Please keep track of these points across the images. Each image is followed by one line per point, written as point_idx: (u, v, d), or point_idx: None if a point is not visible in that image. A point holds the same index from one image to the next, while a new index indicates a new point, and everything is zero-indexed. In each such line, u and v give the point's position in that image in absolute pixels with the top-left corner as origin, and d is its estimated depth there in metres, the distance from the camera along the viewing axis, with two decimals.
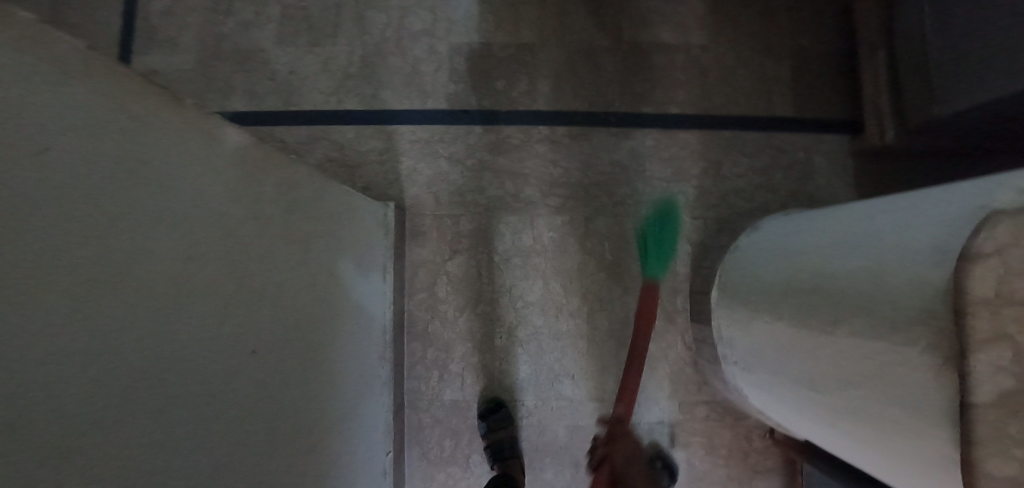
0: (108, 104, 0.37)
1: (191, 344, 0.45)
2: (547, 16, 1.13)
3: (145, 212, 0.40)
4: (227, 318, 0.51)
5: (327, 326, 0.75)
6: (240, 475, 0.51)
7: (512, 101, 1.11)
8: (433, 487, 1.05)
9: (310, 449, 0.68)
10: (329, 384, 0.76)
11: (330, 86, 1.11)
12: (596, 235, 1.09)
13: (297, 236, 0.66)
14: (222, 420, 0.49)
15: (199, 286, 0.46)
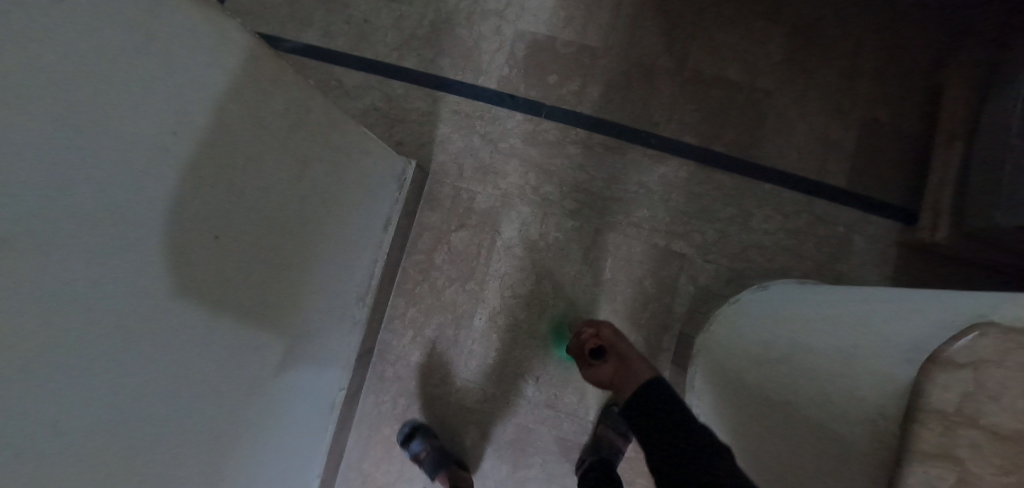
0: None
1: (166, 220, 0.48)
2: (618, 25, 1.13)
3: (156, 91, 0.43)
4: (214, 209, 0.55)
5: (310, 250, 0.79)
6: (185, 352, 0.56)
7: (561, 98, 1.12)
8: (377, 438, 1.10)
9: (264, 350, 0.73)
10: (298, 305, 0.80)
11: (395, 41, 1.16)
12: (601, 249, 1.08)
13: (300, 155, 0.70)
14: (181, 297, 0.53)
15: (190, 170, 0.50)
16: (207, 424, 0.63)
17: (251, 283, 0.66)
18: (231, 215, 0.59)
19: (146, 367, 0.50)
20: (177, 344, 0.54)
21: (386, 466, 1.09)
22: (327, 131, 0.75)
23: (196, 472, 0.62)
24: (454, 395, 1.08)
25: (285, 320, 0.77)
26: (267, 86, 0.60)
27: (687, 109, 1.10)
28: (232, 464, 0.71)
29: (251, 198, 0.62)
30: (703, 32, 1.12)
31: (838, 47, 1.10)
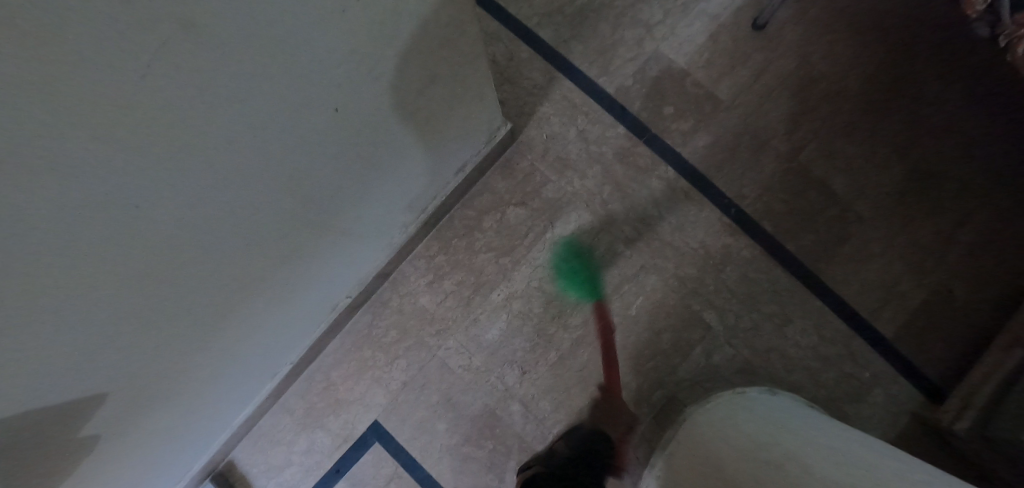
0: None
1: (285, 49, 0.50)
2: (752, 89, 1.11)
3: None
4: (328, 70, 0.57)
5: (386, 161, 0.81)
6: (239, 180, 0.58)
7: (667, 131, 1.11)
8: (357, 354, 1.11)
9: (299, 219, 0.75)
10: (351, 202, 0.83)
11: (541, 8, 1.16)
12: (637, 286, 1.07)
13: (427, 73, 0.71)
14: (259, 127, 0.55)
15: (328, 20, 0.51)
16: (219, 255, 0.64)
17: (321, 154, 0.68)
18: (340, 88, 0.60)
19: (189, 167, 0.50)
20: (224, 164, 0.54)
21: (351, 384, 1.11)
22: (459, 63, 0.76)
23: (190, 291, 0.64)
24: (441, 351, 1.10)
25: (330, 206, 0.79)
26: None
27: (779, 197, 1.09)
28: (223, 304, 0.73)
29: (362, 79, 0.62)
30: (827, 134, 1.10)
31: (947, 208, 1.07)
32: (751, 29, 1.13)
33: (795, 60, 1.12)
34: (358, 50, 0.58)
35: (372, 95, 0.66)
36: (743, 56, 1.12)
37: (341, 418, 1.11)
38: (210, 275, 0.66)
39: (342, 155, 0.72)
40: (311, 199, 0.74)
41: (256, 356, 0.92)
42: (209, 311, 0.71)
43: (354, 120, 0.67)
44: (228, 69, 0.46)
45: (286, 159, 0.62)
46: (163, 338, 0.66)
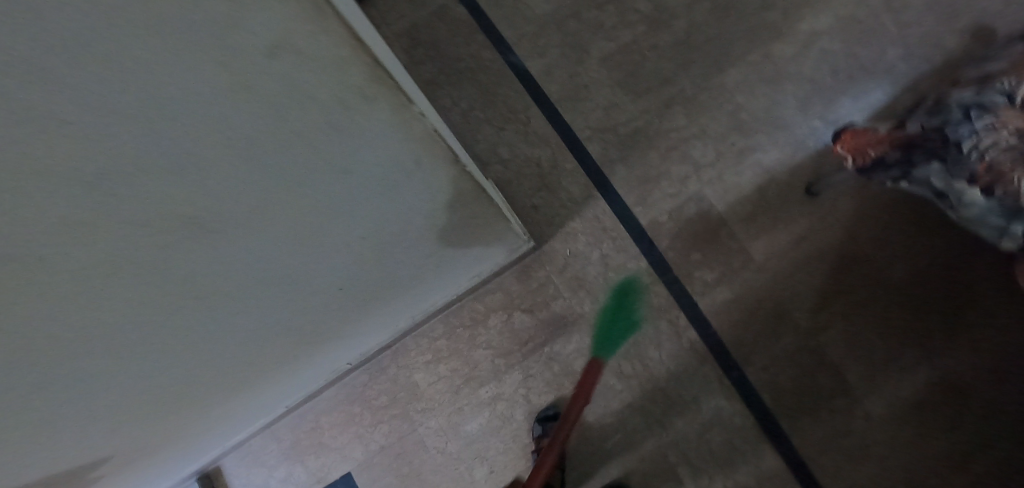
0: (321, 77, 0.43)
1: (253, 237, 0.54)
2: (790, 254, 1.07)
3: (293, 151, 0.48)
4: (305, 240, 0.61)
5: (389, 284, 0.87)
6: (224, 327, 0.65)
7: (690, 276, 1.09)
8: (346, 408, 1.19)
9: (296, 334, 0.81)
10: (354, 315, 0.89)
11: (596, 122, 1.16)
12: (619, 422, 1.08)
13: (422, 225, 0.75)
14: (236, 293, 0.60)
15: (296, 207, 0.55)
16: (231, 353, 0.72)
17: (315, 292, 0.74)
18: (323, 248, 0.66)
19: (201, 296, 0.56)
20: (241, 290, 0.60)
21: (336, 433, 1.19)
22: (464, 208, 0.79)
23: (184, 388, 0.71)
24: (422, 428, 1.15)
25: (331, 320, 0.85)
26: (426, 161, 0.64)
27: (787, 373, 1.05)
28: (229, 384, 0.80)
29: (347, 237, 0.67)
30: (857, 319, 1.05)
31: (967, 428, 1.01)
32: (803, 192, 1.09)
33: (843, 234, 1.07)
34: (339, 218, 0.62)
35: (361, 247, 0.72)
36: (788, 217, 1.08)
37: (319, 461, 1.19)
38: (222, 367, 0.73)
39: (338, 289, 0.77)
40: (309, 321, 0.80)
41: (254, 407, 1.01)
42: (216, 390, 0.78)
43: (370, 247, 0.72)
44: (252, 232, 0.53)
45: (273, 303, 0.68)
46: (153, 421, 0.74)
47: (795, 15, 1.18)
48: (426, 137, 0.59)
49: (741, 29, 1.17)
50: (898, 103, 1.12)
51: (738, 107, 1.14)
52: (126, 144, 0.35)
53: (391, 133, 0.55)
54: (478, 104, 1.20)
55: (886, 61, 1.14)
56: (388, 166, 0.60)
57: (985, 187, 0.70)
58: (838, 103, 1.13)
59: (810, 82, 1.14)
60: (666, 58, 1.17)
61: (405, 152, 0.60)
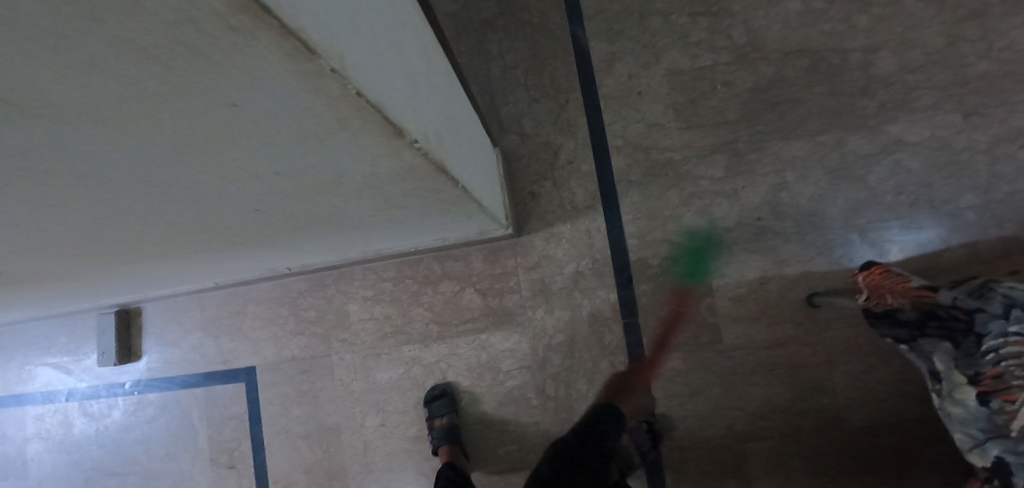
0: (279, 94, 0.31)
1: (169, 187, 0.44)
2: (759, 352, 1.00)
3: (229, 143, 0.36)
4: (246, 199, 0.51)
5: (346, 237, 0.78)
6: (132, 231, 0.57)
7: (651, 330, 1.02)
8: (273, 305, 1.16)
9: (229, 245, 0.74)
10: (299, 245, 0.81)
11: (632, 136, 1.06)
12: (519, 435, 1.04)
13: (397, 212, 0.65)
14: (146, 215, 0.52)
15: (233, 179, 0.44)
16: (154, 242, 0.65)
17: (256, 229, 0.65)
18: (270, 208, 0.56)
19: (95, 210, 0.46)
20: (167, 214, 0.53)
21: (256, 325, 1.16)
22: (451, 208, 0.68)
23: (81, 254, 0.65)
24: (336, 356, 1.12)
25: (272, 244, 0.77)
26: (414, 183, 0.52)
27: (699, 462, 1.00)
28: (150, 256, 0.75)
29: (302, 206, 0.56)
30: (795, 445, 0.98)
31: None
32: (803, 299, 1.00)
33: (820, 357, 0.99)
34: (292, 193, 0.51)
35: (320, 215, 0.61)
36: (775, 316, 1.01)
37: (232, 344, 1.17)
38: (142, 246, 0.67)
39: (284, 232, 0.69)
40: (245, 241, 0.72)
41: (170, 272, 0.95)
42: (135, 256, 0.73)
43: (330, 216, 0.62)
44: (184, 184, 0.44)
45: (200, 227, 0.60)
46: (43, 267, 0.68)
47: (889, 114, 1.05)
48: (418, 165, 0.46)
49: (826, 104, 1.05)
50: (945, 252, 1.02)
51: (783, 183, 1.03)
52: None
53: (377, 160, 0.43)
54: (524, 65, 1.11)
55: (955, 204, 1.03)
56: (363, 176, 0.48)
57: (984, 393, 0.63)
58: (884, 225, 1.02)
59: (868, 191, 1.03)
60: (735, 102, 1.06)
61: (389, 173, 0.47)
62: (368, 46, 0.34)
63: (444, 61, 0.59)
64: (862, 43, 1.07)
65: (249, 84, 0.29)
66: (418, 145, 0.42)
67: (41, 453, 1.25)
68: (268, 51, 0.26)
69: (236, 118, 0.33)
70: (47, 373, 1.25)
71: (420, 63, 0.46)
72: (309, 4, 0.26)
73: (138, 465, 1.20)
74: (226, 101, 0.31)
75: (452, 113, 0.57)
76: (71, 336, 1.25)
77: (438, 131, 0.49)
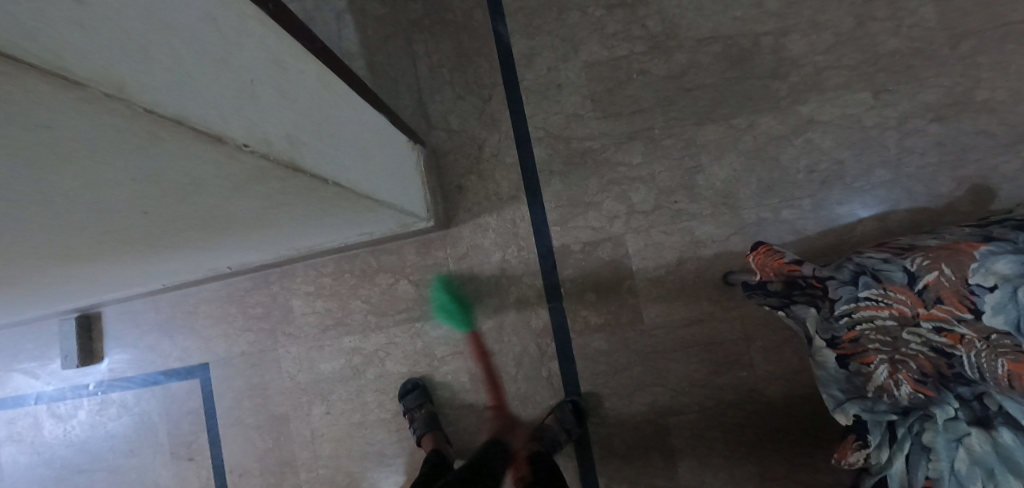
0: (79, 125, 0.35)
1: (35, 219, 0.48)
2: (678, 330, 1.05)
3: (63, 174, 0.40)
4: (121, 212, 0.55)
5: (257, 233, 0.82)
6: (29, 251, 0.60)
7: (575, 312, 1.07)
8: (221, 304, 1.21)
9: (144, 249, 0.78)
10: (215, 245, 0.85)
11: (552, 127, 1.10)
12: (454, 417, 1.09)
13: (286, 206, 0.69)
14: (31, 240, 0.55)
15: (89, 199, 0.48)
16: (63, 255, 0.69)
17: (157, 233, 0.69)
18: (151, 214, 0.59)
19: None
20: (54, 236, 0.56)
21: (208, 323, 1.21)
22: (343, 199, 0.72)
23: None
24: (283, 350, 1.17)
25: (187, 246, 0.81)
26: (270, 177, 0.56)
27: (623, 436, 1.05)
28: (71, 265, 0.79)
29: (182, 209, 0.60)
30: (713, 416, 1.03)
31: None
32: (719, 277, 1.04)
33: (736, 333, 1.03)
34: (161, 199, 0.55)
35: (209, 215, 0.65)
36: (692, 295, 1.05)
37: (186, 343, 1.23)
38: (28, 262, 0.68)
39: (186, 233, 0.72)
40: (155, 244, 0.76)
41: (110, 278, 1.00)
42: (54, 267, 0.77)
43: (221, 214, 0.66)
44: (37, 214, 0.47)
45: (95, 237, 0.64)
46: None
47: (800, 95, 1.08)
48: (258, 161, 0.51)
49: (738, 89, 1.09)
50: (856, 227, 1.06)
51: (698, 167, 1.07)
52: None
53: (219, 165, 0.50)
54: (450, 63, 1.15)
55: (866, 180, 1.06)
56: (216, 176, 0.52)
57: (845, 357, 0.70)
58: (796, 202, 1.06)
59: (780, 170, 1.07)
60: (651, 90, 1.09)
61: (237, 171, 0.52)
62: (164, 69, 0.38)
63: (307, 61, 0.64)
64: (773, 27, 1.10)
65: (47, 123, 0.33)
66: (249, 148, 0.48)
67: (15, 455, 1.31)
68: (46, 92, 0.30)
69: (46, 151, 0.36)
70: (16, 378, 1.31)
71: (257, 72, 0.52)
72: (80, 48, 0.31)
73: (105, 462, 1.26)
74: (32, 143, 0.34)
75: (316, 112, 0.62)
76: (37, 342, 1.31)
77: (288, 132, 0.55)
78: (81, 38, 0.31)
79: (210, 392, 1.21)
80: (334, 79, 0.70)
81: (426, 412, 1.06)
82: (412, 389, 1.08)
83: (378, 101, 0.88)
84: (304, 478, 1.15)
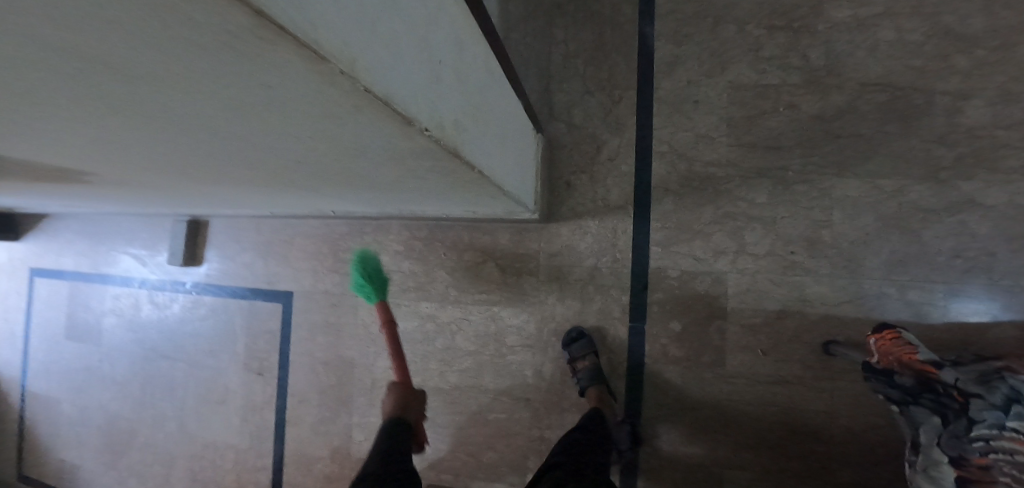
0: (304, 88, 0.36)
1: (223, 142, 0.51)
2: (760, 385, 0.99)
3: (268, 117, 0.42)
4: (291, 156, 0.58)
5: (384, 194, 0.84)
6: (201, 165, 0.65)
7: (655, 338, 1.04)
8: (316, 241, 1.26)
9: (286, 186, 0.82)
10: (342, 193, 0.88)
11: (678, 145, 1.05)
12: (509, 406, 1.11)
13: (425, 180, 0.69)
14: (210, 157, 0.59)
15: (274, 141, 0.50)
16: (220, 175, 0.75)
17: (306, 178, 0.72)
18: (312, 163, 0.62)
19: (169, 148, 0.54)
20: (227, 160, 0.60)
21: (300, 255, 1.28)
22: (478, 186, 0.72)
23: (162, 174, 0.75)
24: (362, 299, 1.22)
25: (319, 190, 0.85)
26: (428, 158, 0.57)
27: (673, 473, 1.03)
28: (215, 183, 0.85)
29: (339, 165, 0.62)
30: (772, 481, 0.99)
31: None
32: (819, 343, 0.98)
33: (822, 405, 0.97)
34: (328, 155, 0.57)
35: (357, 174, 0.67)
36: (784, 353, 0.99)
37: (277, 268, 1.30)
38: (193, 174, 0.74)
39: (328, 182, 0.75)
40: (297, 184, 0.80)
41: (234, 198, 1.07)
42: (202, 182, 0.83)
43: (367, 175, 0.68)
44: (229, 140, 0.50)
45: (256, 170, 0.68)
46: (131, 176, 0.79)
47: (965, 169, 0.96)
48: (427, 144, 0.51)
49: (894, 147, 0.98)
50: (991, 328, 0.94)
51: (827, 221, 0.99)
52: (44, 65, 0.31)
53: (393, 141, 0.50)
54: (586, 55, 1.11)
55: (1019, 280, 0.94)
56: (385, 147, 0.53)
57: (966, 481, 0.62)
58: (927, 285, 0.96)
59: (919, 246, 0.97)
60: (795, 126, 1.01)
61: (404, 148, 0.53)
62: (385, 48, 0.38)
63: (482, 47, 0.63)
64: (955, 86, 0.98)
65: (281, 80, 0.34)
66: (428, 132, 0.48)
67: (115, 326, 1.46)
68: (290, 57, 0.31)
69: (268, 97, 0.37)
70: (128, 261, 1.45)
71: (447, 55, 0.51)
72: (330, 22, 0.31)
73: (187, 355, 1.38)
74: (260, 89, 0.36)
75: (480, 100, 0.62)
76: (152, 233, 1.43)
77: (456, 119, 0.55)
78: (332, 9, 0.31)
79: (288, 319, 1.28)
80: (497, 67, 0.70)
81: (592, 363, 1.02)
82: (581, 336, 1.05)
83: (519, 88, 0.86)
84: (356, 421, 1.21)
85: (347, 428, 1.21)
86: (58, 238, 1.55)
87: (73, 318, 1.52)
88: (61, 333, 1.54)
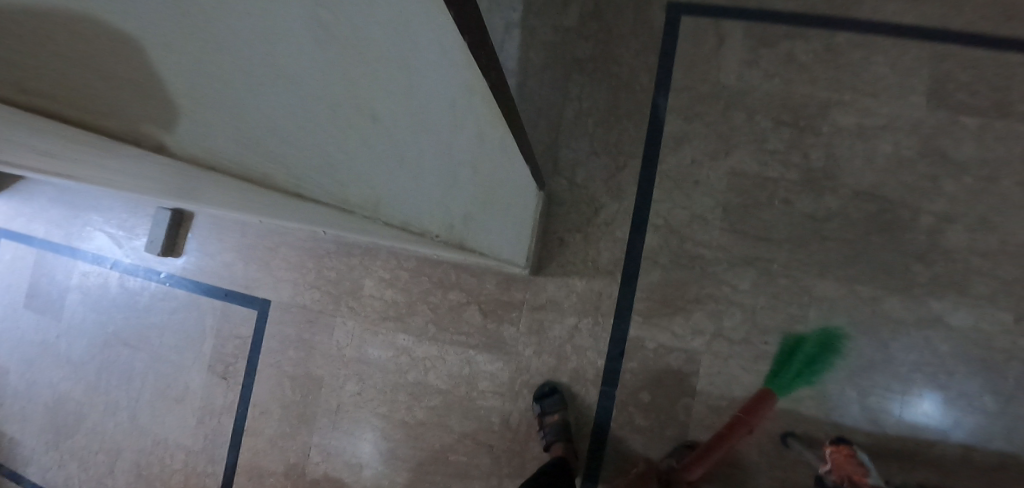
0: (328, 215, 0.34)
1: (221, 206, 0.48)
2: (716, 466, 1.02)
3: (280, 213, 0.40)
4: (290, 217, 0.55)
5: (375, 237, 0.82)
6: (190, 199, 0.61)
7: (623, 405, 1.06)
8: (302, 254, 1.25)
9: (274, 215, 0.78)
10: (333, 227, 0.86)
11: (673, 221, 1.07)
12: (471, 450, 1.11)
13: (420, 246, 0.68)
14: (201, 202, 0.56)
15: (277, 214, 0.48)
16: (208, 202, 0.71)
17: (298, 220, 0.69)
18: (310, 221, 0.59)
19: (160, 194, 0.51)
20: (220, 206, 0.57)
21: (283, 265, 1.26)
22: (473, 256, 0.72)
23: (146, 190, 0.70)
24: (340, 320, 1.21)
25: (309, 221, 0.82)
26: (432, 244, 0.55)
27: None
28: None
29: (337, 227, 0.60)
30: None
31: None
32: (777, 433, 1.01)
33: None
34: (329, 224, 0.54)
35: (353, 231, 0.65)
36: (744, 439, 1.02)
37: (258, 274, 1.28)
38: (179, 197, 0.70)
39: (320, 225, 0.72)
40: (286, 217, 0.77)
41: None
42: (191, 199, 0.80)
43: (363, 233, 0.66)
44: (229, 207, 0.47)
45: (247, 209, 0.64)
46: None
47: (939, 288, 1.01)
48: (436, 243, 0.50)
49: (876, 256, 1.02)
50: (937, 442, 0.99)
51: (802, 317, 1.02)
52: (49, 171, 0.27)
53: (403, 236, 0.48)
54: (598, 116, 1.12)
55: (969, 401, 0.99)
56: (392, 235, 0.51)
57: None
58: (886, 393, 1.01)
59: (885, 355, 1.01)
60: (787, 221, 1.04)
61: (412, 240, 0.51)
62: (420, 178, 0.37)
63: (501, 129, 0.62)
64: (940, 207, 1.02)
65: (309, 211, 0.32)
66: (442, 237, 0.47)
67: (79, 303, 1.42)
68: (326, 211, 0.29)
69: (287, 211, 0.35)
70: (102, 239, 1.41)
71: (472, 155, 0.50)
72: (376, 180, 0.30)
73: (150, 346, 1.35)
74: (282, 209, 0.33)
75: (491, 184, 0.61)
76: (132, 215, 1.39)
77: (465, 212, 0.52)
78: (379, 167, 0.30)
79: (261, 328, 1.26)
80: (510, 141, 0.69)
81: (561, 420, 1.03)
82: (554, 392, 1.06)
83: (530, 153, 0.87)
84: (315, 442, 1.20)
85: (305, 447, 1.20)
86: (29, 202, 1.49)
87: (35, 288, 1.47)
88: (18, 301, 1.48)
